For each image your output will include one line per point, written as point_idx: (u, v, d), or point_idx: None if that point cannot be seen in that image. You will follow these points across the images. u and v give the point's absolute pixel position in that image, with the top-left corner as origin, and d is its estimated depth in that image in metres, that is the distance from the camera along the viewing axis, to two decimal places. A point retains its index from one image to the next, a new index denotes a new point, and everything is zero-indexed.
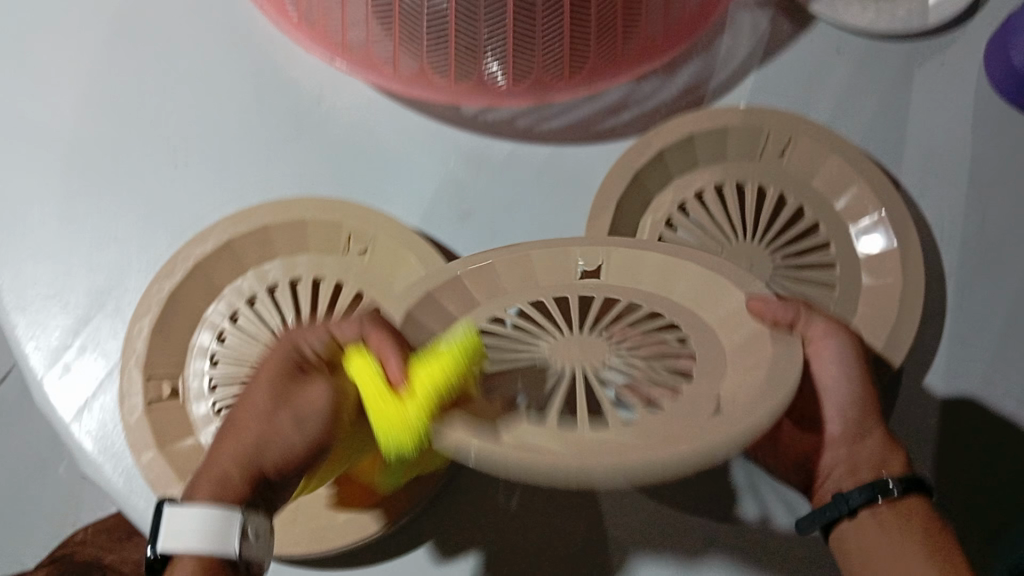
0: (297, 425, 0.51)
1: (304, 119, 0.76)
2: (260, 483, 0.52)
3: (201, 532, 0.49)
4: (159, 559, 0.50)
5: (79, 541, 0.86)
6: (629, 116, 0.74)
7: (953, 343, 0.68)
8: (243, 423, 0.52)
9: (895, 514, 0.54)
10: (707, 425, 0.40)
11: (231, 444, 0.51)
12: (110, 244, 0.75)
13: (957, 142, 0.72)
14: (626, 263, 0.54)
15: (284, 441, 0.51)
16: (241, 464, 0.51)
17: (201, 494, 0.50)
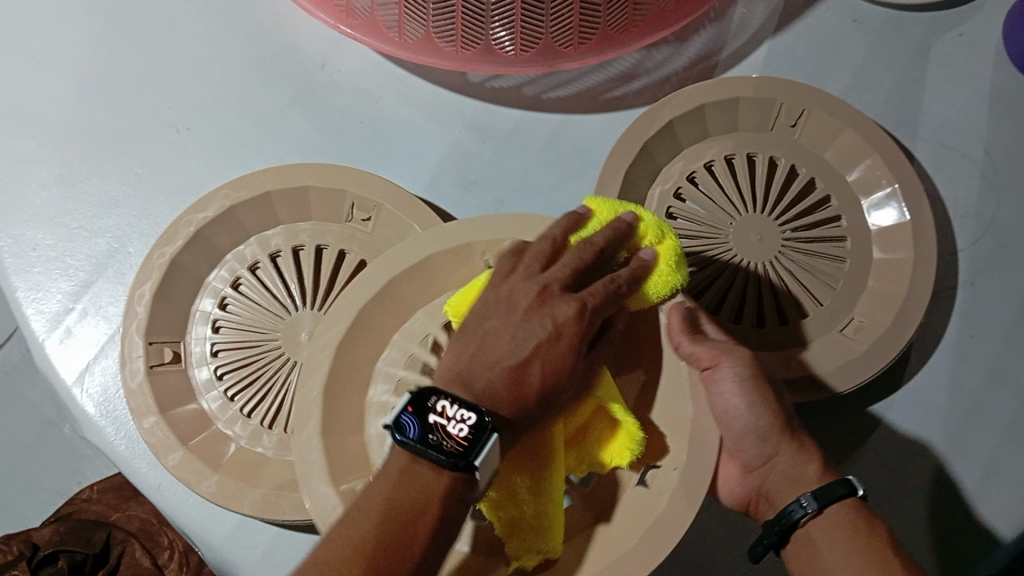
0: (511, 345, 0.49)
1: (308, 82, 0.75)
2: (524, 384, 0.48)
3: (490, 474, 0.45)
4: (449, 451, 0.44)
5: (84, 499, 0.82)
6: (639, 85, 0.73)
7: (961, 321, 0.67)
8: (513, 348, 0.49)
9: (819, 529, 0.52)
10: (620, 539, 0.50)
11: (511, 370, 0.48)
12: (111, 208, 0.75)
13: (973, 116, 0.71)
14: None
15: (502, 357, 0.49)
16: (519, 364, 0.49)
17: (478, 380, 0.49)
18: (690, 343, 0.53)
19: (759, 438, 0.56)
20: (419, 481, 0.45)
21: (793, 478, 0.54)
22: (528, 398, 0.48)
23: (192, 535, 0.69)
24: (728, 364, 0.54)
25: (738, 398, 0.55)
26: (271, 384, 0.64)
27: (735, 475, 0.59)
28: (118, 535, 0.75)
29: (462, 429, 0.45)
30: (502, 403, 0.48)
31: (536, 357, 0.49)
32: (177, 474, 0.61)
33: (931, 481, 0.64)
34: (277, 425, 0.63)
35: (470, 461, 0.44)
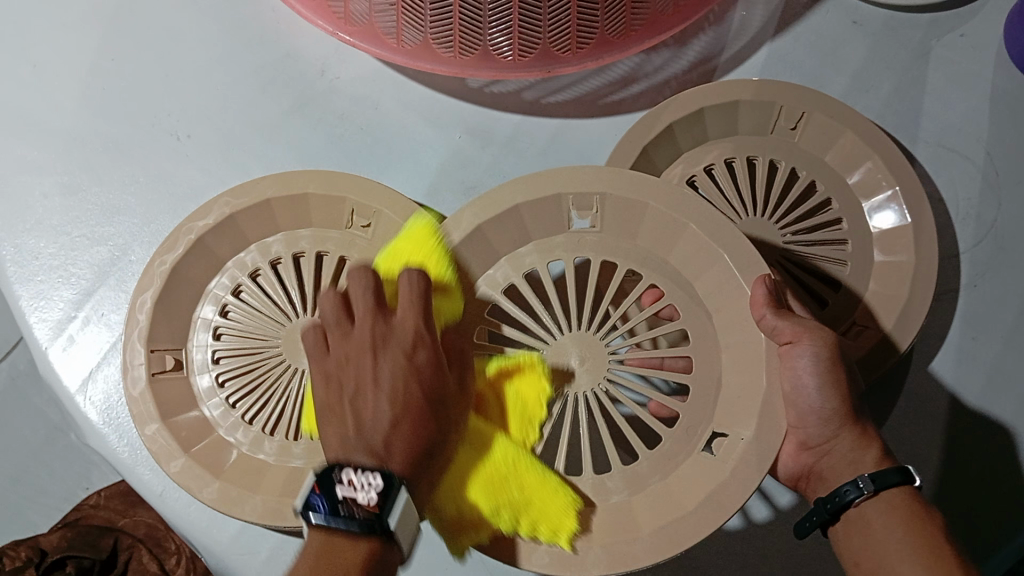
0: (376, 397, 0.53)
1: (308, 90, 0.75)
2: (406, 416, 0.52)
3: (404, 523, 0.50)
4: (374, 520, 0.49)
5: (91, 505, 0.82)
6: (639, 89, 0.73)
7: (964, 323, 0.67)
8: (389, 403, 0.53)
9: (875, 511, 0.52)
10: (682, 497, 0.52)
11: (388, 424, 0.52)
12: (113, 216, 0.75)
13: (975, 117, 0.70)
14: (626, 223, 0.58)
15: (373, 415, 0.53)
16: (392, 408, 0.53)
17: (375, 438, 0.52)
18: (774, 317, 0.52)
19: (821, 418, 0.55)
20: (340, 554, 0.49)
21: (850, 460, 0.55)
22: (421, 423, 0.53)
23: (192, 539, 0.69)
24: (808, 342, 0.53)
25: (808, 376, 0.54)
26: (273, 391, 0.65)
27: (787, 452, 0.59)
28: (126, 541, 0.76)
29: (371, 496, 0.49)
30: (401, 452, 0.52)
31: (409, 388, 0.53)
32: (179, 480, 0.61)
33: (934, 482, 0.64)
34: (279, 432, 0.64)
35: (384, 521, 0.49)
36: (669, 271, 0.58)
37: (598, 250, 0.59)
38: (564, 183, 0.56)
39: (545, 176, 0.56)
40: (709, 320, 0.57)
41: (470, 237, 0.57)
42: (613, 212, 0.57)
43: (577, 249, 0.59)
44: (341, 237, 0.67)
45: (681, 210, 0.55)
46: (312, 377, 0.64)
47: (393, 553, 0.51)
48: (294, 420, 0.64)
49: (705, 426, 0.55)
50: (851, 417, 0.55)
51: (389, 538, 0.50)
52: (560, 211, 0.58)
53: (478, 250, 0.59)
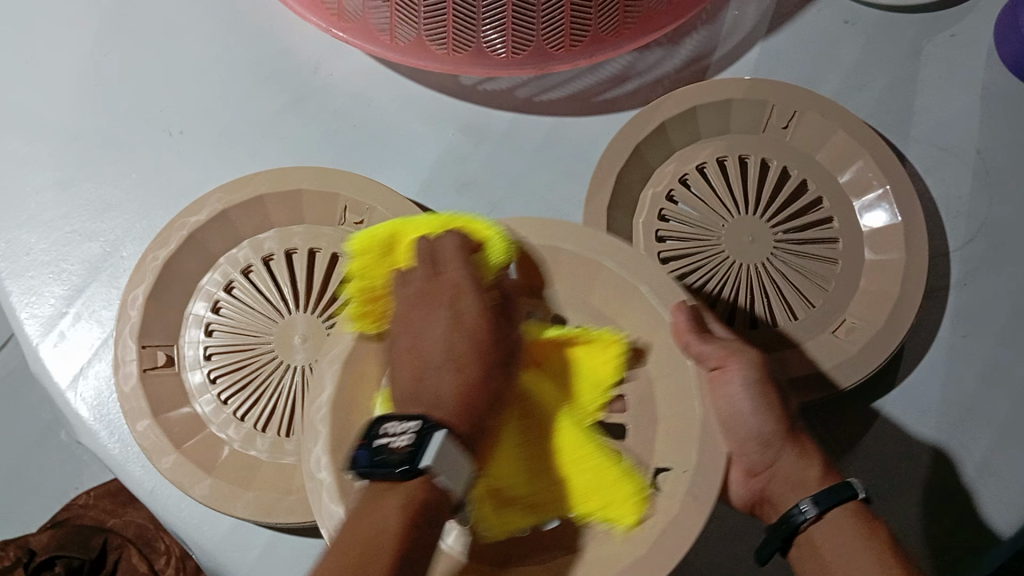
0: (442, 329, 0.52)
1: (301, 86, 0.75)
2: (474, 360, 0.51)
3: (450, 468, 0.45)
4: (403, 460, 0.44)
5: (80, 505, 0.83)
6: (632, 87, 0.73)
7: (954, 322, 0.67)
8: (452, 340, 0.52)
9: (824, 532, 0.53)
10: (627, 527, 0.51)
11: (450, 364, 0.51)
12: (105, 212, 0.75)
13: (965, 117, 0.71)
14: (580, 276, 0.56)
15: (435, 352, 0.51)
16: (457, 351, 0.51)
17: (436, 383, 0.50)
18: (697, 341, 0.52)
19: (760, 443, 0.57)
20: (380, 505, 0.44)
21: (795, 479, 0.56)
22: (474, 376, 0.50)
23: (182, 537, 0.69)
24: (736, 365, 0.55)
25: (743, 400, 0.56)
26: (265, 388, 0.64)
27: (736, 479, 0.59)
28: (115, 541, 0.75)
29: (404, 440, 0.45)
30: (461, 396, 0.49)
31: (461, 342, 0.52)
32: (169, 477, 0.61)
33: (924, 479, 0.65)
34: (271, 428, 0.63)
35: (416, 463, 0.44)
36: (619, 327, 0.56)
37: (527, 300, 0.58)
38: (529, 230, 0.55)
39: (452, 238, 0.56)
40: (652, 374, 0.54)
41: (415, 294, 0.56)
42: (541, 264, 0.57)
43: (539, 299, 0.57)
44: (332, 234, 0.67)
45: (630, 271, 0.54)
46: (305, 373, 0.64)
47: (448, 498, 0.45)
48: (286, 416, 0.63)
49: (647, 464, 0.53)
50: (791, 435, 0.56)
51: (433, 480, 0.45)
52: (515, 262, 0.57)
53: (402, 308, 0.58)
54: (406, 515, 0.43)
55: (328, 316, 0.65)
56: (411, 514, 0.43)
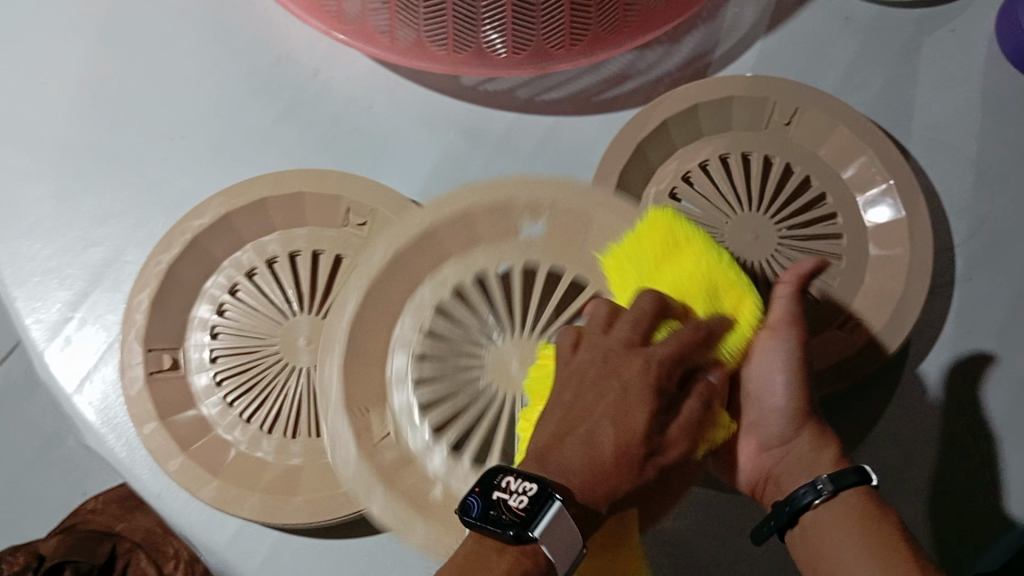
0: (599, 405, 0.48)
1: (302, 90, 0.75)
2: (632, 446, 0.47)
3: (558, 540, 0.44)
4: (516, 524, 0.43)
5: (89, 510, 0.82)
6: (632, 86, 0.73)
7: (958, 316, 0.67)
8: (610, 421, 0.47)
9: (832, 515, 0.50)
10: None
11: (601, 443, 0.47)
12: (109, 217, 0.75)
13: (967, 111, 0.71)
14: (575, 233, 0.59)
15: (592, 428, 0.48)
16: (613, 434, 0.47)
17: (566, 457, 0.47)
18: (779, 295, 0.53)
19: (786, 417, 0.53)
20: (484, 560, 0.44)
21: (808, 461, 0.53)
22: (611, 475, 0.46)
23: (190, 540, 0.69)
24: (785, 334, 0.53)
25: (775, 374, 0.53)
26: (270, 390, 0.64)
27: (746, 451, 0.56)
28: None
29: (522, 500, 0.44)
30: (584, 474, 0.46)
31: (637, 423, 0.47)
32: (177, 480, 0.61)
33: (932, 473, 0.64)
34: (277, 430, 0.63)
35: (528, 530, 0.43)
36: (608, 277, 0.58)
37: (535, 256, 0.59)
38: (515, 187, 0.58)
39: (474, 187, 0.58)
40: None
41: (397, 251, 0.58)
42: (564, 219, 0.58)
43: (527, 253, 0.59)
44: (332, 236, 0.67)
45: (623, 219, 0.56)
46: (309, 375, 0.64)
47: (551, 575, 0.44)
48: (292, 418, 0.64)
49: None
50: (812, 415, 0.54)
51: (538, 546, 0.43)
52: (507, 215, 0.59)
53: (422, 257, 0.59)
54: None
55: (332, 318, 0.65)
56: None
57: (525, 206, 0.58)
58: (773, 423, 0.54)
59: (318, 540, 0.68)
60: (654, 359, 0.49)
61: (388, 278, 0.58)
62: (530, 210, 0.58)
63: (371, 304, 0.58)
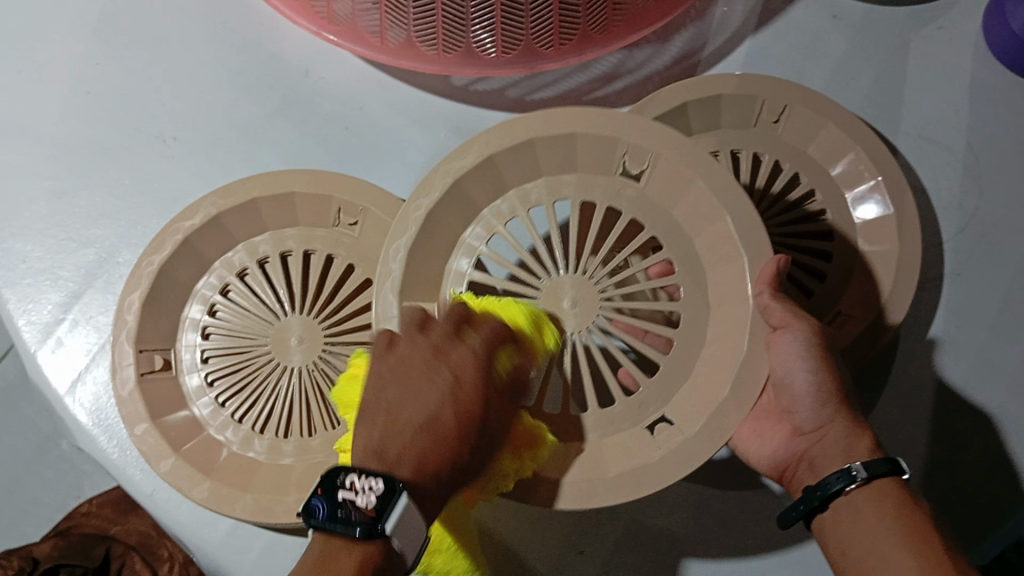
0: (426, 392, 0.50)
1: (294, 90, 0.75)
2: (458, 430, 0.49)
3: (408, 534, 0.46)
4: (366, 522, 0.45)
5: (83, 513, 0.82)
6: (622, 85, 0.73)
7: (948, 311, 0.68)
8: (442, 409, 0.49)
9: (863, 501, 0.50)
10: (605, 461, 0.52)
11: (427, 424, 0.49)
12: (101, 219, 0.75)
13: (955, 108, 0.71)
14: (671, 192, 0.56)
15: (416, 415, 0.49)
16: (444, 420, 0.49)
17: (396, 444, 0.48)
18: (770, 297, 0.51)
19: (816, 402, 0.54)
20: (337, 556, 0.45)
21: (843, 447, 0.53)
22: (447, 452, 0.48)
23: (184, 541, 0.70)
24: (797, 326, 0.52)
25: (796, 361, 0.52)
26: (261, 390, 0.65)
27: (778, 436, 0.57)
28: (117, 550, 0.75)
29: (369, 499, 0.45)
30: (415, 459, 0.47)
31: (456, 407, 0.49)
32: (169, 480, 0.61)
33: (920, 468, 0.65)
34: (269, 430, 0.64)
35: (377, 528, 0.45)
36: (682, 243, 0.56)
37: (635, 204, 0.57)
38: (623, 126, 0.54)
39: (577, 112, 0.55)
40: (704, 276, 0.55)
41: (481, 164, 0.56)
42: (663, 171, 0.55)
43: (614, 196, 0.57)
44: (324, 236, 0.67)
45: (714, 197, 0.52)
46: (301, 375, 0.64)
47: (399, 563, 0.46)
48: (284, 417, 0.64)
49: (656, 407, 0.54)
50: (844, 399, 0.54)
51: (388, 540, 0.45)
52: (611, 152, 0.56)
53: (515, 164, 0.58)
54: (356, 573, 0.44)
55: (324, 318, 0.65)
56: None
57: (628, 150, 0.55)
58: (810, 409, 0.54)
59: (313, 541, 0.68)
60: (480, 352, 0.51)
61: (467, 189, 0.57)
62: (631, 154, 0.55)
63: (437, 220, 0.57)
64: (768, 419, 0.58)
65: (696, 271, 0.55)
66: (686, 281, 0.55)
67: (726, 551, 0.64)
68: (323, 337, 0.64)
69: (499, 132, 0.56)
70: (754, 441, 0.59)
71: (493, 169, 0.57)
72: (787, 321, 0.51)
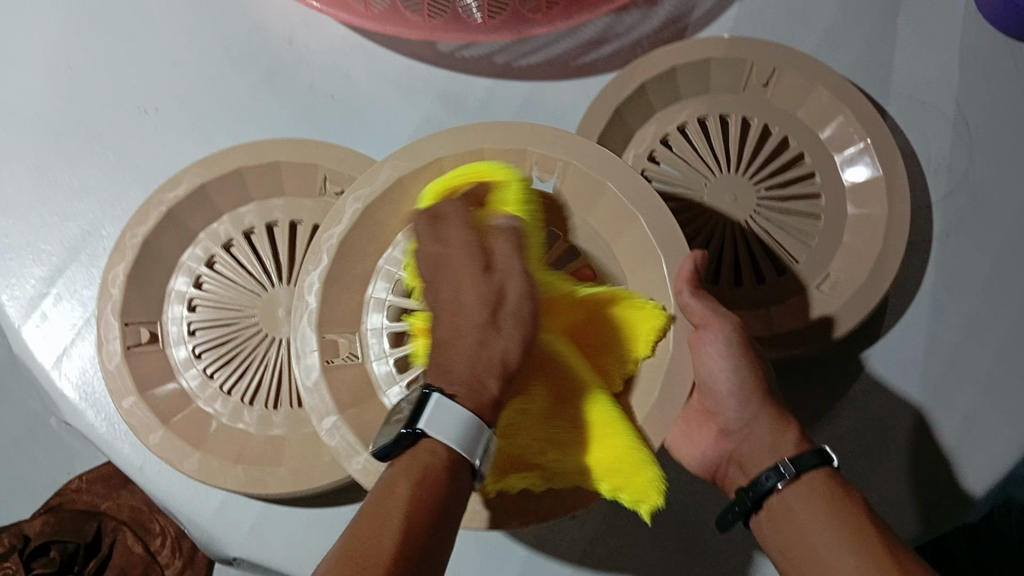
0: (452, 303, 0.48)
1: (276, 60, 0.74)
2: (505, 323, 0.47)
3: (464, 435, 0.43)
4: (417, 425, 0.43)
5: (74, 489, 0.81)
6: (610, 50, 0.72)
7: (938, 275, 0.68)
8: (470, 319, 0.47)
9: (796, 498, 0.50)
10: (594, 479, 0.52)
11: (470, 337, 0.46)
12: (83, 192, 0.74)
13: (945, 70, 0.70)
14: (585, 198, 0.56)
15: (451, 333, 0.46)
16: (475, 328, 0.46)
17: (446, 367, 0.45)
18: (690, 296, 0.51)
19: (739, 401, 0.54)
20: (395, 476, 0.42)
21: (767, 445, 0.52)
22: (498, 353, 0.46)
23: (175, 514, 0.69)
24: (717, 326, 0.52)
25: (722, 361, 0.52)
26: (250, 361, 0.64)
27: (706, 442, 0.57)
28: (109, 524, 0.77)
29: (409, 411, 0.44)
30: (476, 379, 0.45)
31: (485, 304, 0.47)
32: (158, 453, 0.61)
33: (911, 426, 0.65)
34: (258, 402, 0.63)
35: (418, 425, 0.43)
36: (603, 251, 0.57)
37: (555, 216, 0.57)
38: (531, 137, 0.53)
39: (488, 128, 0.54)
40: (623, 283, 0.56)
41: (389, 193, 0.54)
42: (573, 178, 0.55)
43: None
44: (312, 205, 0.66)
45: (627, 201, 0.52)
46: (289, 346, 0.64)
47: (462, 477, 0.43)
48: (273, 388, 0.63)
49: None
50: (769, 396, 0.53)
51: (443, 446, 0.43)
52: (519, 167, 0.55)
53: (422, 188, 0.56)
54: (417, 485, 0.41)
55: None
56: (422, 485, 0.41)
57: (537, 163, 0.54)
58: (738, 415, 0.54)
59: (307, 511, 0.67)
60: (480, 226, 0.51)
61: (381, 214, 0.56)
62: (543, 164, 0.55)
63: (353, 249, 0.56)
64: (696, 423, 0.58)
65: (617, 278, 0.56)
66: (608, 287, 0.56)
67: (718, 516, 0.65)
68: None
69: (405, 157, 0.54)
70: (680, 446, 0.59)
71: (404, 195, 0.55)
72: (707, 321, 0.52)
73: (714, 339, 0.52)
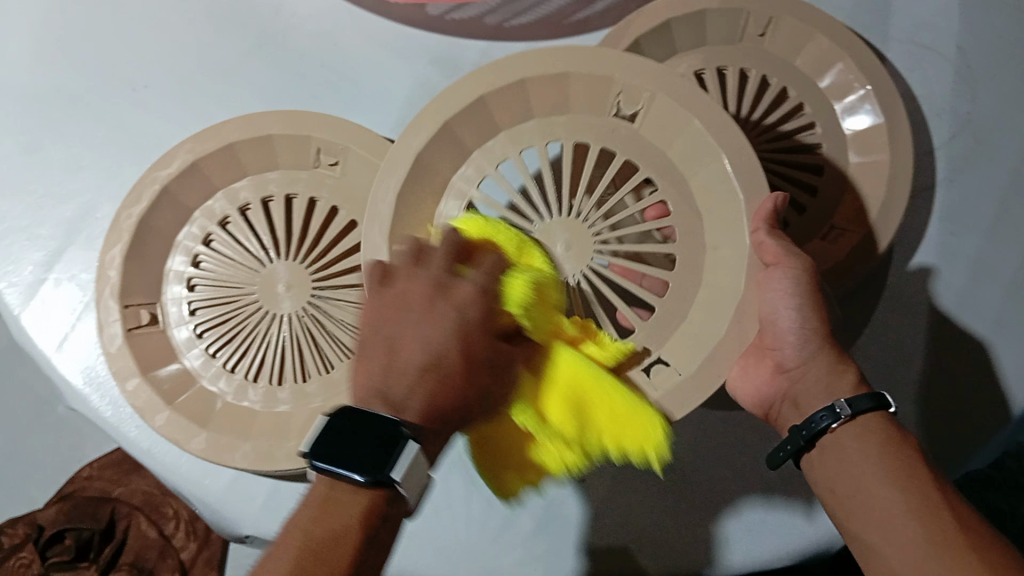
0: (416, 326, 0.47)
1: (263, 29, 0.73)
2: (469, 370, 0.47)
3: (414, 478, 0.43)
4: (381, 471, 0.42)
5: (85, 476, 0.84)
6: (603, 6, 0.70)
7: (943, 220, 0.67)
8: (433, 347, 0.46)
9: (850, 437, 0.48)
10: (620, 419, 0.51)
11: (427, 360, 0.46)
12: (76, 172, 0.73)
13: (945, 9, 0.69)
14: (665, 131, 0.53)
15: (406, 357, 0.46)
16: (429, 356, 0.46)
17: (397, 391, 0.45)
18: (766, 235, 0.49)
19: (800, 339, 0.50)
20: (338, 506, 0.43)
21: (824, 386, 0.50)
22: (451, 387, 0.46)
23: (182, 492, 0.70)
24: (786, 267, 0.49)
25: (783, 303, 0.49)
26: (252, 338, 0.63)
27: (763, 376, 0.54)
28: (123, 509, 0.80)
29: (372, 447, 0.42)
30: (424, 401, 0.45)
31: (452, 342, 0.47)
32: (164, 434, 0.61)
33: (920, 374, 0.65)
34: (262, 378, 0.63)
35: (387, 473, 0.42)
36: (677, 184, 0.54)
37: (632, 146, 0.54)
38: (615, 65, 0.52)
39: (564, 54, 0.53)
40: (700, 223, 0.53)
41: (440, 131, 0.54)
42: (655, 109, 0.53)
43: (609, 136, 0.55)
44: (306, 178, 0.65)
45: (712, 139, 0.50)
46: (290, 323, 0.62)
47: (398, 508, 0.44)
48: (277, 364, 0.62)
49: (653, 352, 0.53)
50: (830, 338, 0.51)
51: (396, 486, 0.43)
52: (604, 91, 0.54)
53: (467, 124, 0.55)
54: (363, 523, 0.42)
55: (310, 263, 0.63)
56: (367, 522, 0.42)
57: (622, 89, 0.53)
58: (797, 354, 0.51)
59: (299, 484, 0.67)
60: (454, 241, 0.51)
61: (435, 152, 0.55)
62: (628, 92, 0.53)
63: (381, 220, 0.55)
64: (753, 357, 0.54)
65: (691, 213, 0.53)
66: (680, 224, 0.53)
67: (721, 472, 0.66)
68: (312, 281, 0.63)
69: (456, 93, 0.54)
70: (736, 378, 0.56)
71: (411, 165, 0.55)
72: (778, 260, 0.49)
73: (778, 277, 0.49)
